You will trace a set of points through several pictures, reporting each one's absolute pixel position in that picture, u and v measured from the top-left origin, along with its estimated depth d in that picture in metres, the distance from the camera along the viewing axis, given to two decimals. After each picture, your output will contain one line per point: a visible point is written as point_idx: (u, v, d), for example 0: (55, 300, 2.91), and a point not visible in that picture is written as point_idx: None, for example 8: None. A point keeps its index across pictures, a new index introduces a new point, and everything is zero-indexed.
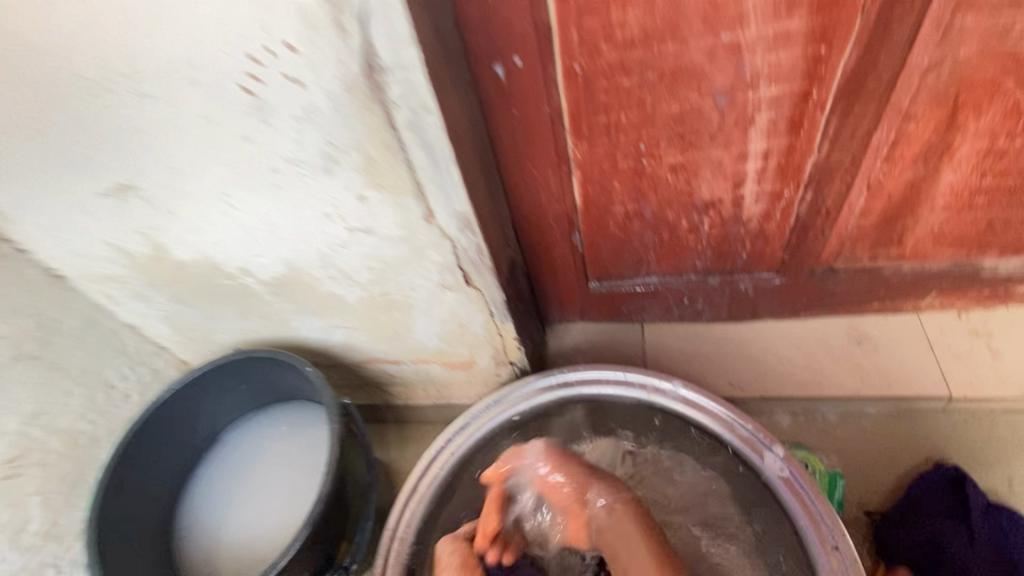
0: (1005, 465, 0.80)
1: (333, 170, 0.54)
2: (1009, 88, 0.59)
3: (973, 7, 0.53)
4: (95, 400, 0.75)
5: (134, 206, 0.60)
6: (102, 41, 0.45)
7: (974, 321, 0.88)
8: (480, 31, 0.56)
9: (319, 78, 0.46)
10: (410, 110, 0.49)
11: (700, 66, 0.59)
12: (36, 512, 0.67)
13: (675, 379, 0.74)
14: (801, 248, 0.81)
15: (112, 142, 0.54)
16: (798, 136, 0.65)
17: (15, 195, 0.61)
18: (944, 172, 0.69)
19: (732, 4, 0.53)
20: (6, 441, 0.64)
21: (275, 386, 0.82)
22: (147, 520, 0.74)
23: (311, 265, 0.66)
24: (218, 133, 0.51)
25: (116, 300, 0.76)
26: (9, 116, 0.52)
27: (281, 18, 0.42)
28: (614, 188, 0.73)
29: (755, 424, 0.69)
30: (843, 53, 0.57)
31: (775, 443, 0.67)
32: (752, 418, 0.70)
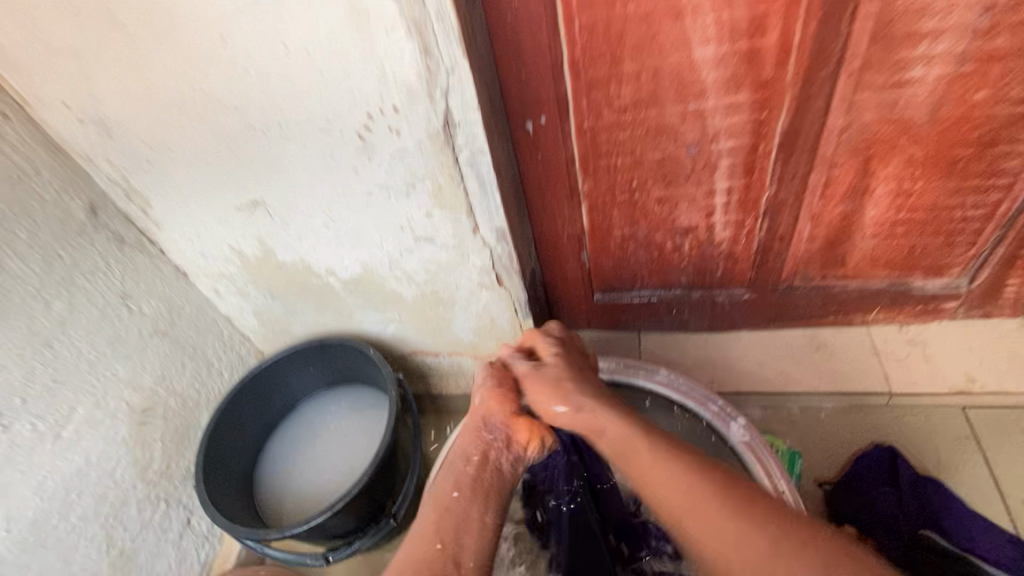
0: (935, 448, 0.97)
1: (410, 193, 0.76)
2: (904, 145, 0.81)
3: (866, 88, 0.75)
4: (200, 372, 0.95)
5: (259, 217, 0.82)
6: (268, 103, 0.68)
7: (912, 332, 1.06)
8: (516, 98, 0.78)
9: (411, 128, 0.68)
10: (470, 151, 0.71)
11: (675, 125, 0.81)
12: (157, 454, 0.86)
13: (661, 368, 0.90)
14: (764, 267, 1.00)
15: (255, 171, 0.76)
16: (752, 177, 0.86)
17: (171, 208, 0.83)
18: (867, 207, 0.90)
19: (695, 83, 0.75)
20: (144, 394, 0.84)
21: (339, 370, 1.02)
22: (236, 470, 0.93)
23: (382, 266, 0.87)
24: (333, 165, 0.73)
25: (221, 295, 0.96)
26: (187, 152, 0.75)
27: (392, 90, 0.65)
28: (613, 215, 0.94)
29: (723, 403, 0.85)
30: (779, 118, 0.79)
31: (738, 417, 0.82)
32: (721, 398, 0.85)
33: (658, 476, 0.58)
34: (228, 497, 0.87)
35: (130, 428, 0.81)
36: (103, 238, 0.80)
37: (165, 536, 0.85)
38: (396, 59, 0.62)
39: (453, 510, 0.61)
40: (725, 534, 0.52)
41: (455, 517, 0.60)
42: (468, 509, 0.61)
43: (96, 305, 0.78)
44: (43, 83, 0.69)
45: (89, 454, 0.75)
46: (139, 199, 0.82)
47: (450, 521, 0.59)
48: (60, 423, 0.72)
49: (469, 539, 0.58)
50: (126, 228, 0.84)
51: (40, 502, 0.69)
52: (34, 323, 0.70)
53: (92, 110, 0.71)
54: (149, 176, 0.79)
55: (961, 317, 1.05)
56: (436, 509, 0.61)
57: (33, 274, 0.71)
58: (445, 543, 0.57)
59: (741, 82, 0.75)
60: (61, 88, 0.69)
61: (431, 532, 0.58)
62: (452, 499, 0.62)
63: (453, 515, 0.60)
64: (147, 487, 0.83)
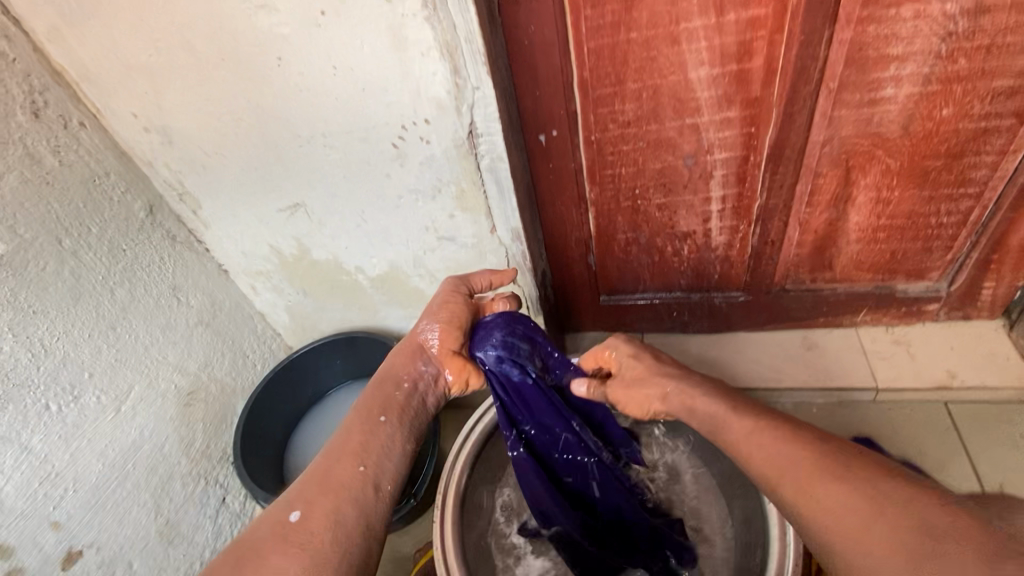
0: (918, 441, 1.04)
1: (436, 196, 0.85)
2: (880, 156, 0.89)
3: (844, 105, 0.84)
4: (236, 361, 1.03)
5: (299, 218, 0.91)
6: (314, 114, 0.77)
7: (897, 333, 1.14)
8: (531, 114, 0.88)
9: (440, 138, 0.77)
10: (490, 159, 0.80)
11: (674, 138, 0.90)
12: (199, 433, 0.94)
13: None
14: (758, 270, 1.08)
15: (297, 177, 0.85)
16: (744, 186, 0.95)
17: (218, 210, 0.92)
18: (850, 214, 0.98)
19: (691, 101, 0.85)
20: (188, 378, 0.92)
21: (363, 363, 1.10)
22: (268, 451, 1.02)
23: (407, 265, 0.96)
24: (369, 171, 0.83)
25: (256, 291, 1.05)
26: (239, 159, 0.84)
27: (424, 105, 0.74)
28: (618, 221, 1.03)
29: None
30: (767, 132, 0.87)
31: None
32: None
33: (760, 443, 0.56)
34: (262, 475, 0.96)
35: (177, 408, 0.90)
36: (159, 236, 0.90)
37: (204, 510, 0.93)
38: (429, 77, 0.71)
39: (379, 435, 0.63)
40: (826, 499, 0.48)
41: (382, 442, 0.63)
42: (393, 437, 0.64)
43: (151, 295, 0.87)
44: (117, 97, 0.79)
45: (143, 429, 0.84)
46: (191, 201, 0.91)
47: (376, 446, 0.62)
48: (120, 398, 0.81)
49: (390, 467, 0.61)
50: (178, 227, 0.93)
51: (102, 467, 0.78)
52: (100, 308, 0.79)
53: (157, 121, 0.81)
54: (202, 180, 0.88)
55: (943, 319, 1.12)
56: (362, 430, 0.63)
57: (101, 264, 0.80)
58: (369, 465, 0.59)
59: (732, 100, 0.84)
60: (133, 101, 0.79)
61: (356, 451, 0.61)
62: (379, 423, 0.64)
63: (379, 441, 0.63)
64: (189, 464, 0.92)
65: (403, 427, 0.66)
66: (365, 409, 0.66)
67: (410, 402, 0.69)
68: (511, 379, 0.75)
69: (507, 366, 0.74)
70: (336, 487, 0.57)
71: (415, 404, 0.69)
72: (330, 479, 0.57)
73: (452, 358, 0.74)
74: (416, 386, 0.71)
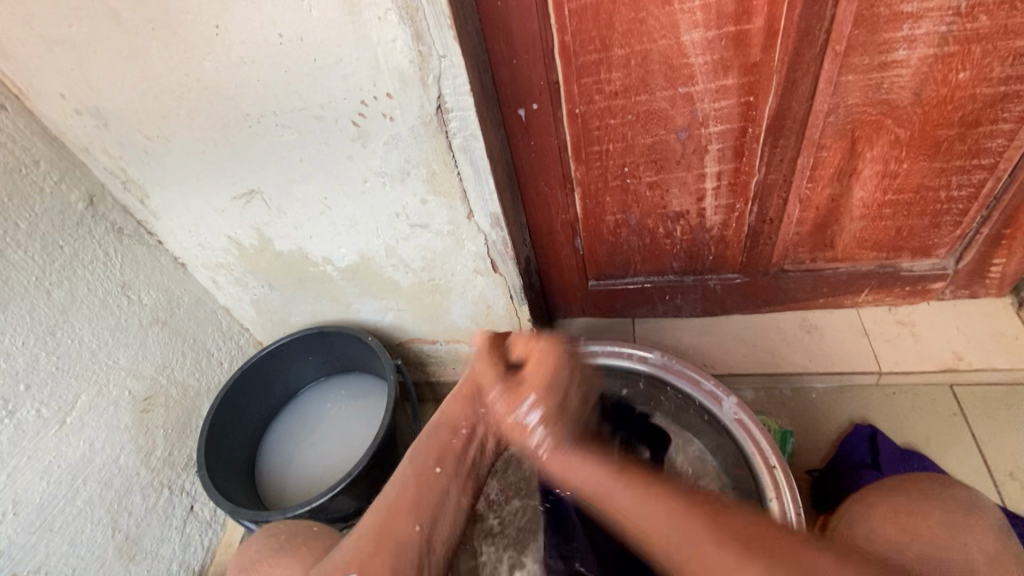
0: (923, 426, 0.99)
1: (405, 179, 0.77)
2: (890, 126, 0.82)
3: (852, 70, 0.76)
4: (199, 361, 0.96)
5: (256, 205, 0.83)
6: (264, 90, 0.68)
7: (900, 313, 1.08)
8: (508, 85, 0.80)
9: (406, 114, 0.69)
10: (463, 137, 0.72)
11: (666, 110, 0.82)
12: (160, 441, 0.88)
13: (732, 397, 0.82)
14: (755, 251, 1.02)
15: (252, 161, 0.77)
16: (741, 161, 0.88)
17: (169, 199, 0.83)
18: (855, 189, 0.91)
19: (684, 68, 0.77)
20: (145, 382, 0.86)
21: (339, 358, 1.04)
22: (237, 457, 0.95)
23: (378, 255, 0.89)
24: (330, 153, 0.75)
25: (219, 285, 0.97)
26: (184, 142, 0.76)
27: (386, 77, 0.66)
28: (606, 201, 0.96)
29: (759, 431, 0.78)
30: (767, 102, 0.80)
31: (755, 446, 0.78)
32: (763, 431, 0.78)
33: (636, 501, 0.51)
34: (229, 483, 0.89)
35: (133, 416, 0.83)
36: (102, 229, 0.81)
37: (169, 521, 0.88)
38: (388, 44, 0.63)
39: (434, 488, 0.61)
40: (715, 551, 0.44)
41: (436, 496, 0.60)
42: (447, 490, 0.61)
43: (97, 295, 0.80)
44: (40, 75, 0.69)
45: (94, 441, 0.78)
46: (137, 189, 0.82)
47: (431, 501, 0.60)
48: (64, 410, 0.74)
49: (444, 523, 0.59)
50: (124, 219, 0.85)
51: (47, 486, 0.72)
52: (35, 311, 0.72)
53: (88, 102, 0.72)
54: (146, 166, 0.79)
55: (949, 297, 1.07)
56: (419, 482, 0.60)
57: (34, 263, 0.72)
58: (424, 525, 0.57)
59: (729, 65, 0.76)
60: (58, 80, 0.70)
61: (410, 508, 0.58)
62: (433, 474, 0.62)
63: (433, 494, 0.60)
64: (150, 474, 0.86)
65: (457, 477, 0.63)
66: (420, 458, 0.63)
67: (468, 451, 0.66)
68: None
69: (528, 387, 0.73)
70: (391, 555, 0.54)
71: (473, 453, 0.66)
72: (385, 539, 0.55)
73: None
74: (474, 429, 0.67)
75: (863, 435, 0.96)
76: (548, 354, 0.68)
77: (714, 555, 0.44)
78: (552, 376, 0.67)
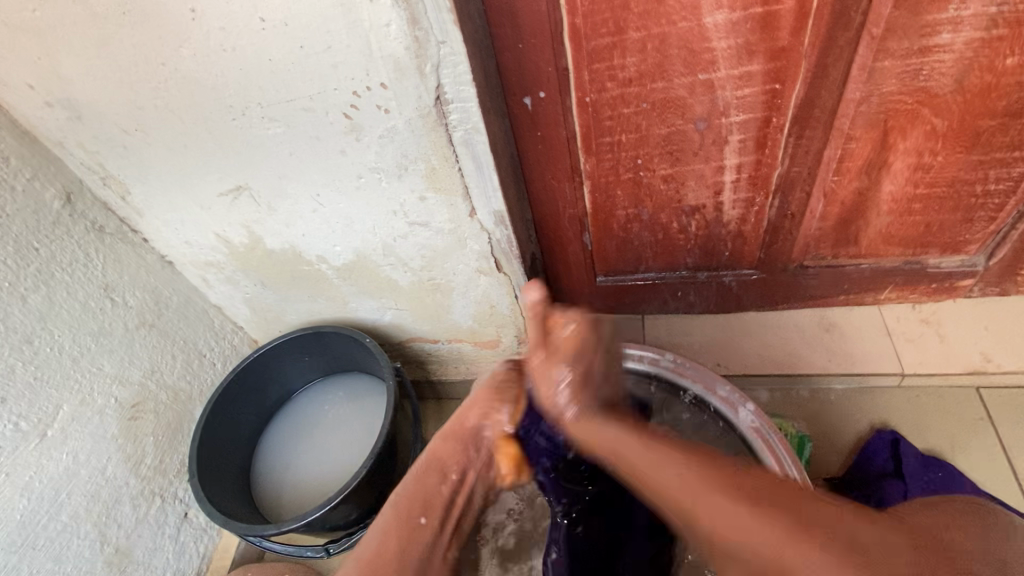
0: (947, 431, 0.94)
1: (402, 175, 0.72)
2: (926, 115, 0.76)
3: (889, 55, 0.70)
4: (191, 363, 0.92)
5: (244, 202, 0.78)
6: (247, 80, 0.63)
7: (925, 311, 1.03)
8: (513, 71, 0.73)
9: (402, 107, 0.64)
10: (464, 130, 0.67)
11: (683, 98, 0.76)
12: (150, 449, 0.85)
13: (750, 406, 0.76)
14: (774, 246, 0.96)
15: (238, 155, 0.72)
16: (764, 153, 0.82)
17: (152, 196, 0.78)
18: (884, 182, 0.85)
19: (704, 53, 0.70)
20: (132, 389, 0.82)
21: (336, 359, 1.00)
22: (232, 462, 0.92)
23: (375, 253, 0.84)
24: (321, 148, 0.69)
25: (209, 283, 0.93)
26: (165, 136, 0.70)
27: (379, 66, 0.60)
28: (617, 195, 0.90)
29: (780, 448, 0.72)
30: (794, 89, 0.73)
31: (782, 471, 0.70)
32: (785, 447, 0.72)
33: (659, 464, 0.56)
34: (223, 491, 0.86)
35: (120, 424, 0.80)
36: (81, 228, 0.76)
37: (161, 530, 0.85)
38: (381, 29, 0.57)
39: (420, 538, 0.63)
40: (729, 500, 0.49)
41: (421, 547, 0.62)
42: (433, 543, 0.64)
43: (77, 298, 0.75)
44: (6, 64, 0.64)
45: (78, 453, 0.74)
46: (117, 186, 0.77)
47: (417, 550, 0.62)
48: (44, 422, 0.71)
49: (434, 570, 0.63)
50: (105, 216, 0.80)
51: (28, 502, 0.69)
52: (10, 320, 0.67)
53: (58, 93, 0.66)
54: (124, 161, 0.74)
55: (977, 295, 1.01)
56: (406, 529, 0.63)
57: (7, 267, 0.68)
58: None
59: (754, 50, 0.70)
60: (23, 69, 0.64)
61: (394, 559, 0.60)
62: (419, 526, 0.64)
63: (419, 547, 0.62)
64: (140, 483, 0.83)
65: (441, 529, 0.66)
66: (404, 509, 0.64)
67: (455, 498, 0.68)
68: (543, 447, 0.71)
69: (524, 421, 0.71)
70: None
71: (461, 499, 0.69)
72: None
73: (506, 438, 0.71)
74: (463, 475, 0.69)
75: (885, 441, 0.92)
76: (572, 320, 0.61)
77: (717, 501, 0.50)
78: (578, 350, 0.61)
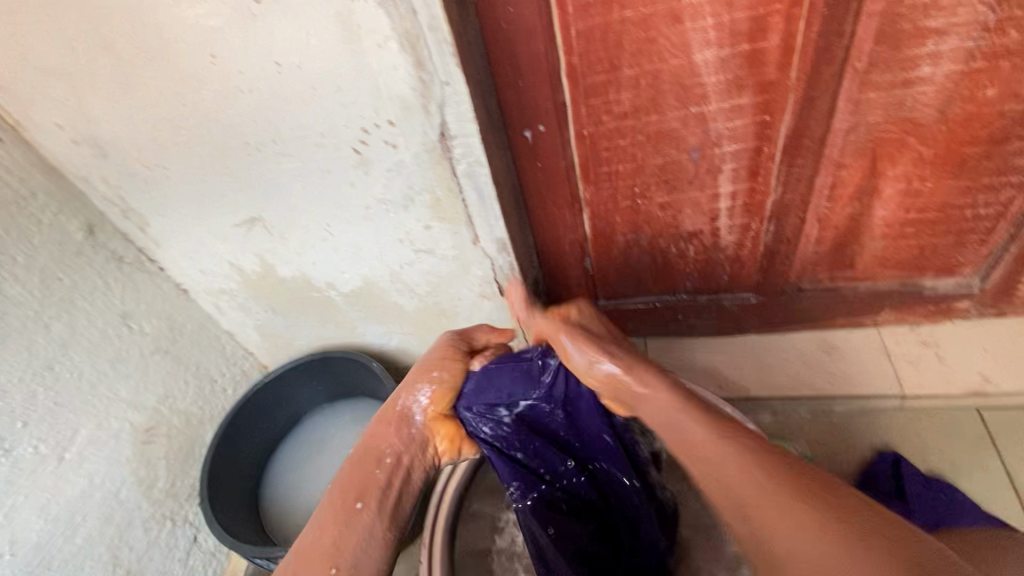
0: (949, 452, 0.94)
1: (409, 206, 0.75)
2: (913, 143, 0.79)
3: (873, 87, 0.73)
4: (203, 388, 0.95)
5: (257, 232, 0.81)
6: (263, 120, 0.67)
7: (924, 333, 1.04)
8: (513, 106, 0.77)
9: (409, 143, 0.67)
10: (467, 163, 0.70)
11: (677, 130, 0.79)
12: (162, 472, 0.87)
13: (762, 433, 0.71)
14: (771, 270, 0.98)
15: (251, 188, 0.75)
16: (757, 181, 0.85)
17: (169, 228, 0.82)
18: (876, 208, 0.88)
19: (696, 88, 0.74)
20: (146, 414, 0.84)
21: (344, 384, 1.02)
22: (241, 487, 0.94)
23: (383, 280, 0.87)
24: (331, 181, 0.73)
25: (222, 310, 0.96)
26: (183, 170, 0.74)
27: (387, 107, 0.64)
28: (616, 222, 0.93)
29: None
30: (783, 120, 0.77)
31: None
32: None
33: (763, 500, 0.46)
34: (234, 516, 0.87)
35: (134, 448, 0.82)
36: (102, 258, 0.80)
37: (172, 554, 0.87)
38: (388, 72, 0.60)
39: (356, 523, 0.61)
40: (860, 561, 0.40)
41: (357, 534, 0.60)
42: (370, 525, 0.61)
43: (96, 326, 0.78)
44: (38, 106, 0.68)
45: (93, 476, 0.76)
46: (136, 218, 0.81)
47: (350, 539, 0.59)
48: (63, 446, 0.73)
49: (366, 558, 0.58)
50: (125, 247, 0.84)
51: (45, 525, 0.71)
52: (32, 347, 0.70)
53: (84, 132, 0.70)
54: (145, 196, 0.78)
55: (974, 316, 1.03)
56: (336, 520, 0.60)
57: (32, 296, 0.71)
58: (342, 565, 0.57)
59: (743, 84, 0.73)
60: (55, 111, 0.68)
61: (330, 548, 0.58)
62: (354, 511, 0.61)
63: (355, 534, 0.60)
64: (152, 507, 0.84)
65: (382, 513, 0.62)
66: (347, 491, 0.63)
67: (393, 477, 0.65)
68: (496, 412, 0.72)
69: (462, 390, 0.72)
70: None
71: (400, 476, 0.66)
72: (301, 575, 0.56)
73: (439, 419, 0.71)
74: (399, 459, 0.67)
75: (888, 461, 0.92)
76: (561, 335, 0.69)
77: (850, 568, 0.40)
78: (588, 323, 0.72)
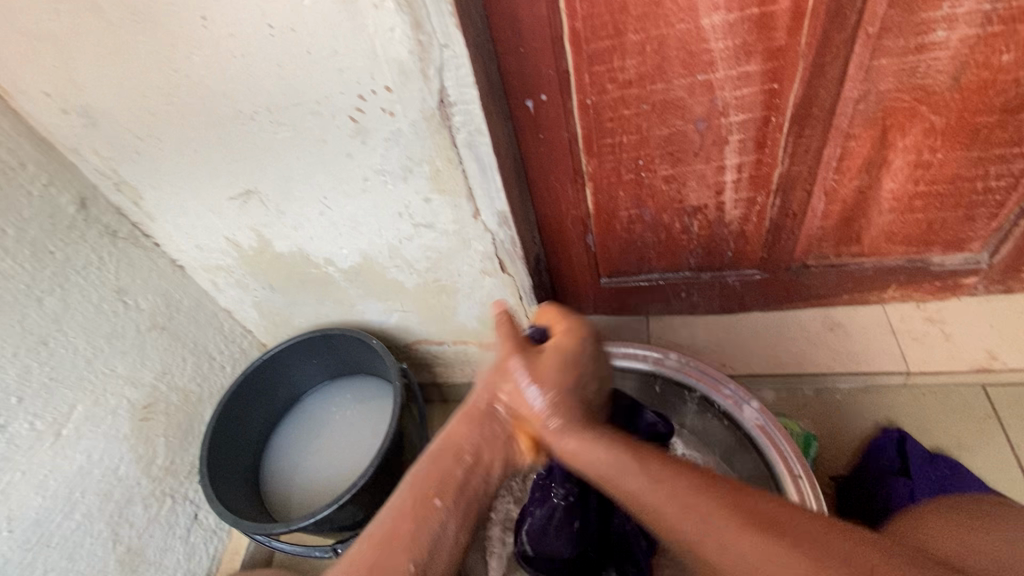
0: (953, 429, 0.94)
1: (408, 177, 0.73)
2: (924, 113, 0.77)
3: (885, 53, 0.71)
4: (201, 365, 0.94)
5: (253, 206, 0.79)
6: (257, 85, 0.65)
7: (930, 309, 1.03)
8: (515, 75, 0.75)
9: (407, 111, 0.65)
10: (468, 132, 0.68)
11: (683, 99, 0.77)
12: (161, 449, 0.86)
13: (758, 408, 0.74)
14: (776, 246, 0.97)
15: (246, 159, 0.73)
16: (764, 152, 0.83)
17: (163, 201, 0.80)
18: (885, 180, 0.86)
19: (703, 55, 0.72)
20: (144, 390, 0.83)
21: (344, 362, 1.01)
22: (241, 465, 0.93)
23: (381, 256, 0.85)
24: (328, 151, 0.71)
25: (219, 287, 0.94)
26: (177, 141, 0.72)
27: (385, 71, 0.62)
28: (619, 196, 0.91)
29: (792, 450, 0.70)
30: (792, 89, 0.75)
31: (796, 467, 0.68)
32: (793, 448, 0.70)
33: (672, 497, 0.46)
34: (235, 494, 0.87)
35: (132, 425, 0.81)
36: (95, 233, 0.78)
37: (172, 531, 0.86)
38: (385, 34, 0.58)
39: (429, 523, 0.54)
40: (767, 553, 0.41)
41: (431, 534, 0.53)
42: (444, 527, 0.54)
43: (91, 301, 0.77)
44: (25, 73, 0.66)
45: (91, 452, 0.76)
46: (130, 191, 0.79)
47: (425, 538, 0.53)
48: (59, 422, 0.72)
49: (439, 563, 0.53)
50: (119, 221, 0.82)
51: (42, 501, 0.70)
52: (26, 321, 0.69)
53: (74, 101, 0.68)
54: (137, 167, 0.76)
55: (981, 292, 1.01)
56: (414, 515, 0.54)
57: (24, 270, 0.69)
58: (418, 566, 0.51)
59: (751, 50, 0.71)
60: (42, 78, 0.66)
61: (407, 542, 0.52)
62: (432, 509, 0.55)
63: (430, 533, 0.53)
64: (151, 484, 0.84)
65: (457, 508, 0.56)
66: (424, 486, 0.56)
67: (471, 479, 0.59)
68: None
69: None
70: None
71: (476, 481, 0.59)
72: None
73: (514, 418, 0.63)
74: (479, 457, 0.60)
75: (892, 438, 0.92)
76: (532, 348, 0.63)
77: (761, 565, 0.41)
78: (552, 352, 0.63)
